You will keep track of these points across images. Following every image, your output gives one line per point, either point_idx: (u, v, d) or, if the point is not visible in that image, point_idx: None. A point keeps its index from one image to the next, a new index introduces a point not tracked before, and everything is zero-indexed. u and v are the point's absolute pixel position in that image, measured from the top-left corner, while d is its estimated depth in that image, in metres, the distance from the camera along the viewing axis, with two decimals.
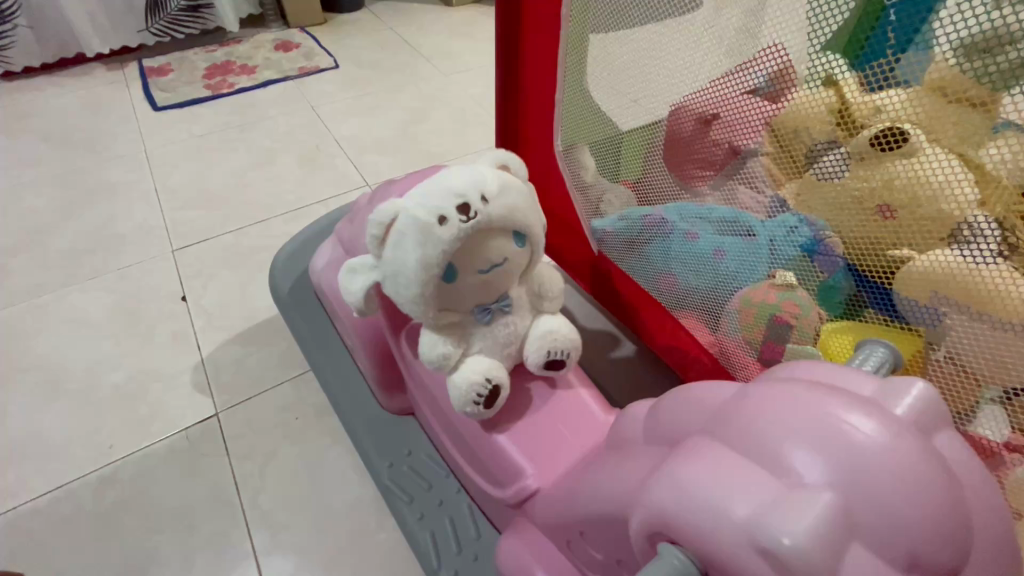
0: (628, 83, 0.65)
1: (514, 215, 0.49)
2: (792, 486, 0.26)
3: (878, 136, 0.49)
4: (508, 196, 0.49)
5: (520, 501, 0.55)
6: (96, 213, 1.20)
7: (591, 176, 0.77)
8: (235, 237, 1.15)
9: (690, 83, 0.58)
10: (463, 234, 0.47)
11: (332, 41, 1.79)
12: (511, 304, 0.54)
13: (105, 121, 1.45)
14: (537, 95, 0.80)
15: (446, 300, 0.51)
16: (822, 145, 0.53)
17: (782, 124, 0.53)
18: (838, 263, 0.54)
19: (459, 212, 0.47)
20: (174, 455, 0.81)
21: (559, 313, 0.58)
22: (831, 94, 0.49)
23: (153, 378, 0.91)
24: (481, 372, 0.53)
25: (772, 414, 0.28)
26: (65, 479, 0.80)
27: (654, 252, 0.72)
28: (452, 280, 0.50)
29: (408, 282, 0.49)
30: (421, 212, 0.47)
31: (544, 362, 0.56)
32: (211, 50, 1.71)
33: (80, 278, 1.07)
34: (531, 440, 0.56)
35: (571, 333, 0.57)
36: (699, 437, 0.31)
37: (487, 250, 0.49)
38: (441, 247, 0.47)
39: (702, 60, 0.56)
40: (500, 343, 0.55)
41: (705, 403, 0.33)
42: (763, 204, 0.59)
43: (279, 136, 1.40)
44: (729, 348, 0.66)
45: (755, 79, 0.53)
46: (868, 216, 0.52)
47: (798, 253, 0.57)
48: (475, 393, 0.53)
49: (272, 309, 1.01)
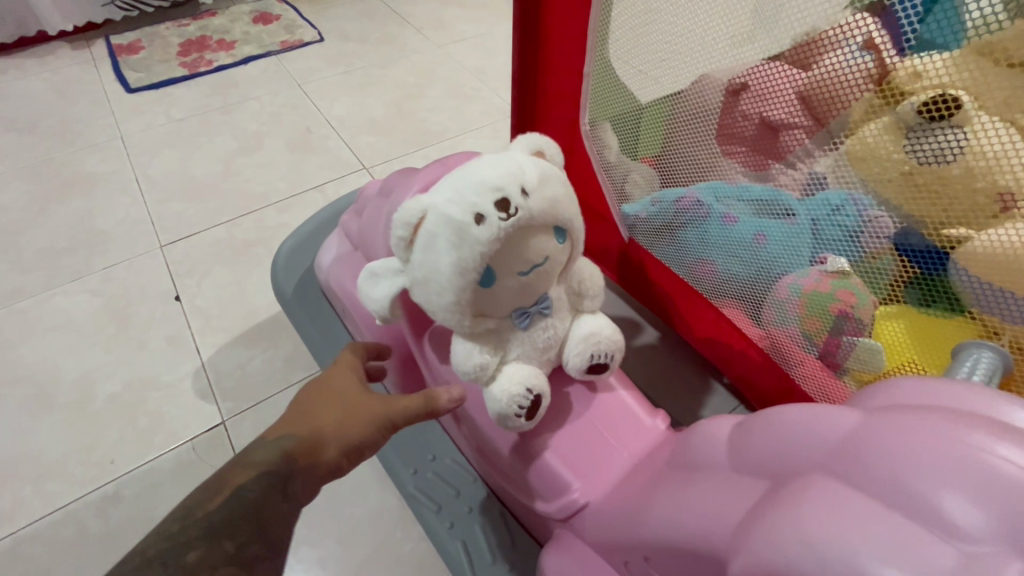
0: (647, 51, 0.60)
1: (554, 208, 0.44)
2: (951, 540, 0.23)
3: (928, 105, 0.43)
4: (547, 188, 0.44)
5: (567, 517, 0.51)
6: (74, 208, 1.12)
7: (614, 155, 0.71)
8: (227, 229, 1.07)
9: (716, 49, 0.54)
10: (503, 233, 0.41)
11: (315, 12, 1.68)
12: (551, 305, 0.49)
13: (75, 106, 1.34)
14: (558, 69, 0.73)
15: (481, 305, 0.46)
16: (860, 115, 0.48)
17: (814, 92, 0.49)
18: (886, 246, 0.50)
19: (497, 209, 0.41)
20: (181, 469, 0.77)
21: (600, 312, 0.54)
22: (870, 57, 0.44)
23: (151, 387, 0.85)
24: (522, 379, 0.49)
25: (908, 452, 0.25)
26: (65, 499, 0.75)
27: (690, 237, 0.67)
28: (489, 285, 0.45)
29: (440, 287, 0.44)
30: (454, 210, 0.42)
31: (586, 367, 0.52)
32: (184, 24, 1.59)
33: (62, 280, 1.00)
34: (572, 449, 0.52)
35: (613, 333, 0.53)
36: (815, 477, 0.28)
37: (526, 250, 0.44)
38: (479, 249, 0.42)
39: (726, 22, 0.52)
40: (539, 348, 0.51)
41: (814, 432, 0.29)
42: (797, 181, 0.55)
43: (265, 118, 1.31)
44: (780, 339, 0.62)
45: (783, 42, 0.49)
46: (919, 191, 0.47)
47: (843, 236, 0.52)
48: (516, 405, 0.49)
49: (272, 306, 0.95)
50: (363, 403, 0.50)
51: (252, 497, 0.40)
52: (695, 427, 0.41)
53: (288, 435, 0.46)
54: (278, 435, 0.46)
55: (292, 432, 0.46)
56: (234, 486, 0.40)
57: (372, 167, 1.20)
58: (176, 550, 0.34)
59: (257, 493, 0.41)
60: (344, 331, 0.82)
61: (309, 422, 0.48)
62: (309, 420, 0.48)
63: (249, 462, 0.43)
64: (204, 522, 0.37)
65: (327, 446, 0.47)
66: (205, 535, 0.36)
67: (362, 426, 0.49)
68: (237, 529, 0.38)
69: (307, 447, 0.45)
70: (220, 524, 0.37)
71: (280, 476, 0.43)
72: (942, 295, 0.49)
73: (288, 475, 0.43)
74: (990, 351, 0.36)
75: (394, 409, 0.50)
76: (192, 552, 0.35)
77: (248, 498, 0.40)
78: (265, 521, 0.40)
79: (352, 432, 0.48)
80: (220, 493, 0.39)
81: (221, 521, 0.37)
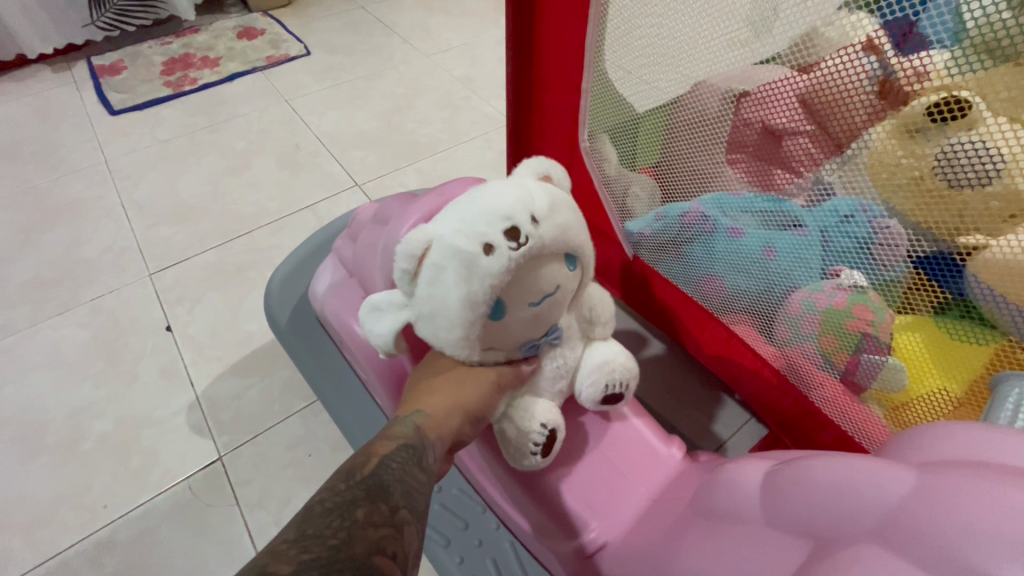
0: (640, 58, 0.58)
1: (565, 235, 0.42)
2: None
3: (934, 108, 0.42)
4: (559, 214, 0.42)
5: (585, 557, 0.49)
6: (58, 238, 1.08)
7: (614, 169, 0.70)
8: (217, 254, 1.05)
9: (712, 55, 0.51)
10: (514, 264, 0.39)
11: (300, 25, 1.65)
12: (560, 334, 0.47)
13: (57, 131, 1.31)
14: (554, 86, 0.70)
15: (491, 338, 0.44)
16: (864, 120, 0.46)
17: (818, 97, 0.47)
18: (900, 257, 0.48)
19: (507, 239, 0.39)
20: (179, 510, 0.75)
21: (611, 339, 0.53)
22: (873, 61, 0.43)
23: (143, 423, 0.83)
24: (539, 413, 0.48)
25: (947, 516, 0.24)
26: (57, 547, 0.72)
27: (696, 252, 0.65)
28: (500, 316, 0.42)
29: (445, 320, 0.42)
30: (462, 240, 0.39)
31: (601, 398, 0.51)
32: (167, 42, 1.56)
33: (48, 313, 0.97)
34: (588, 484, 0.51)
35: (627, 360, 0.52)
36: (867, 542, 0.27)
37: (538, 280, 0.42)
38: (489, 280, 0.39)
39: (719, 24, 0.49)
40: (550, 379, 0.50)
41: (858, 496, 0.28)
42: (803, 188, 0.52)
43: (253, 136, 1.28)
44: (796, 360, 0.60)
45: (777, 44, 0.47)
46: (930, 198, 0.45)
47: (853, 246, 0.50)
48: (531, 441, 0.48)
49: (267, 332, 0.93)
50: (466, 372, 0.46)
51: (397, 466, 0.36)
52: (733, 471, 0.40)
53: (414, 411, 0.43)
54: (405, 413, 0.43)
55: (413, 411, 0.43)
56: (380, 455, 0.37)
57: (364, 183, 1.18)
58: (347, 505, 0.32)
59: (400, 464, 0.36)
60: (342, 360, 0.79)
61: (426, 399, 0.44)
62: (425, 399, 0.44)
63: (388, 436, 0.39)
64: (365, 484, 0.33)
65: (449, 416, 0.43)
66: (367, 495, 0.33)
67: (473, 394, 0.45)
68: (391, 493, 0.34)
69: (433, 422, 0.42)
70: (377, 485, 0.34)
71: (415, 449, 0.39)
72: (954, 305, 0.48)
73: (421, 448, 0.39)
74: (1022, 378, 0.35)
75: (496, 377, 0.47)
76: (359, 509, 0.32)
77: (393, 469, 0.36)
78: (412, 492, 0.35)
79: (467, 402, 0.44)
80: (370, 460, 0.36)
81: (377, 484, 0.34)
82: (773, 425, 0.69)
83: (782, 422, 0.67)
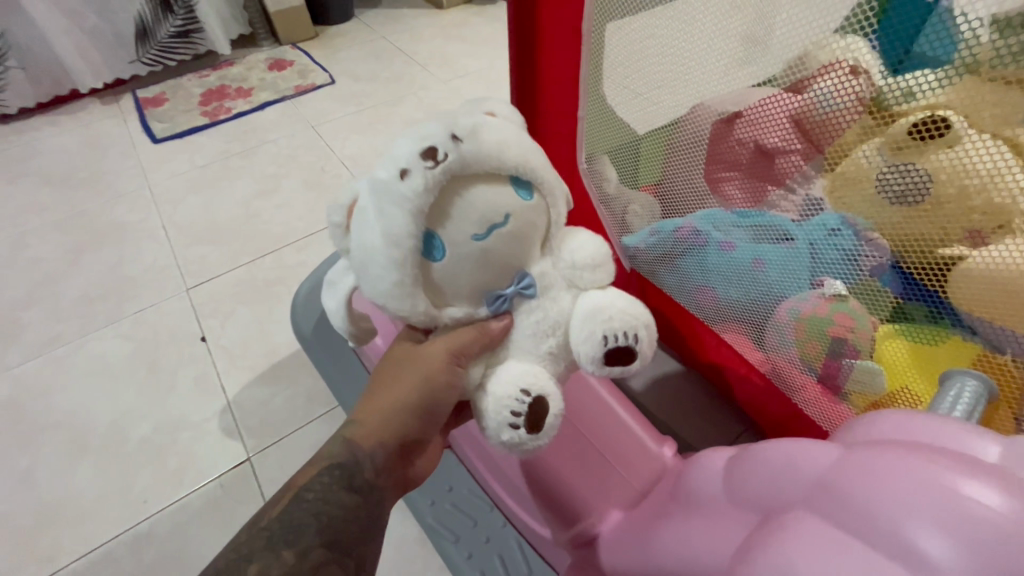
0: (644, 78, 0.61)
1: (501, 153, 0.41)
2: (912, 565, 0.25)
3: (918, 126, 0.44)
4: (489, 134, 0.41)
5: (584, 541, 0.57)
6: (105, 258, 1.18)
7: (613, 187, 0.74)
8: (248, 270, 1.13)
9: (711, 77, 0.54)
10: (434, 182, 0.39)
11: (326, 55, 1.76)
12: (531, 286, 0.45)
13: (105, 159, 1.43)
14: (553, 111, 0.77)
15: (439, 283, 0.43)
16: (854, 136, 0.48)
17: (808, 115, 0.49)
18: (883, 266, 0.51)
19: (423, 160, 0.39)
20: (211, 506, 0.81)
21: (613, 288, 0.47)
22: (860, 81, 0.45)
23: (179, 427, 0.89)
24: (519, 377, 0.44)
25: (865, 486, 0.28)
26: (103, 539, 0.79)
27: (689, 265, 0.68)
28: (442, 258, 0.42)
29: (382, 272, 0.41)
30: (383, 173, 0.41)
31: (601, 354, 0.44)
32: (204, 75, 1.69)
33: (95, 326, 1.05)
34: (589, 476, 0.60)
35: (629, 305, 0.45)
36: (796, 506, 0.31)
37: (476, 207, 0.41)
38: (411, 203, 0.39)
39: (716, 48, 0.52)
40: (532, 339, 0.46)
41: (796, 468, 0.32)
42: (794, 204, 0.56)
43: (282, 160, 1.37)
44: (781, 365, 0.64)
45: (773, 66, 0.50)
46: (914, 212, 0.47)
47: (841, 258, 0.53)
48: (508, 411, 0.43)
49: (293, 343, 0.99)
50: (418, 357, 0.48)
51: (310, 499, 0.46)
52: (702, 459, 0.43)
53: (355, 419, 0.50)
54: (347, 422, 0.50)
55: (357, 417, 0.50)
56: (297, 488, 0.47)
57: None
58: (244, 561, 0.41)
59: (315, 495, 0.46)
60: (360, 367, 0.85)
61: (371, 404, 0.50)
62: (372, 402, 0.50)
63: (318, 458, 0.48)
64: (268, 534, 0.43)
65: (393, 418, 0.49)
66: (268, 545, 0.42)
67: (417, 385, 0.48)
68: (297, 536, 0.43)
69: (368, 431, 0.48)
70: (282, 532, 0.43)
71: (340, 472, 0.47)
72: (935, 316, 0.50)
73: (349, 469, 0.47)
74: (970, 377, 0.37)
75: (454, 346, 0.45)
76: (254, 565, 0.41)
77: (307, 501, 0.46)
78: (325, 528, 0.45)
79: (406, 398, 0.49)
80: (284, 498, 0.46)
81: (279, 530, 0.44)
82: (768, 430, 0.73)
83: (772, 427, 0.70)
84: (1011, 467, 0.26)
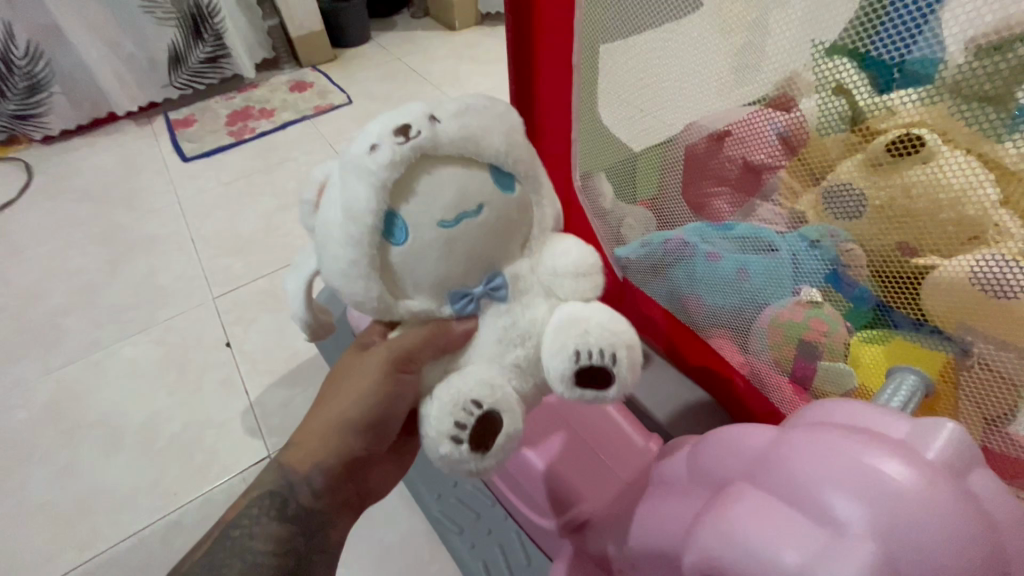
0: (646, 95, 0.65)
1: (471, 138, 0.44)
2: (827, 522, 0.30)
3: (894, 143, 0.45)
4: (469, 125, 0.44)
5: (575, 526, 0.62)
6: (138, 269, 1.27)
7: (609, 203, 0.80)
8: (270, 280, 1.20)
9: (705, 95, 0.57)
10: (402, 156, 0.42)
11: (344, 76, 1.86)
12: (501, 286, 0.48)
13: (139, 177, 1.53)
14: (550, 128, 0.83)
15: (402, 266, 0.45)
16: (839, 153, 0.50)
17: (796, 132, 0.52)
18: (863, 275, 0.51)
19: (396, 136, 0.43)
20: (235, 498, 0.87)
21: (597, 304, 0.49)
22: (843, 100, 0.47)
23: (205, 426, 0.96)
24: (475, 390, 0.45)
25: (795, 460, 0.32)
26: (137, 528, 0.86)
27: (678, 274, 0.72)
28: (402, 240, 0.44)
29: (340, 250, 0.44)
30: (356, 149, 0.44)
31: (572, 369, 0.45)
32: (230, 97, 1.79)
33: (129, 332, 1.13)
34: (580, 470, 0.65)
35: (610, 322, 0.47)
36: (739, 481, 0.35)
37: (443, 188, 0.43)
38: (377, 176, 0.42)
39: (713, 68, 0.55)
40: (499, 346, 0.48)
41: (741, 447, 0.37)
42: (781, 217, 0.58)
43: (302, 177, 1.46)
44: (758, 367, 0.67)
45: (763, 86, 0.52)
46: (890, 225, 0.48)
47: (823, 270, 0.54)
48: (455, 421, 0.44)
49: (311, 349, 1.06)
50: (359, 372, 0.51)
51: (237, 535, 0.52)
52: (671, 447, 0.48)
53: (295, 442, 0.54)
54: (288, 446, 0.55)
55: (296, 441, 0.54)
56: (226, 526, 0.53)
57: None
58: None
59: (243, 529, 0.53)
60: None
61: (313, 424, 0.54)
62: (314, 423, 0.54)
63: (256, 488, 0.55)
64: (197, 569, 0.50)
65: (330, 437, 0.52)
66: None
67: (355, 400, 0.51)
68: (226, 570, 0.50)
69: (304, 453, 0.53)
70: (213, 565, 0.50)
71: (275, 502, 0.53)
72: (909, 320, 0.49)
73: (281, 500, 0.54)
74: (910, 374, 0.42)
75: (395, 354, 0.48)
76: None
77: (231, 538, 0.52)
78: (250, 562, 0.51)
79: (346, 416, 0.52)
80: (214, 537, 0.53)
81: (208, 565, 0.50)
82: None
83: None
84: (916, 442, 0.31)
